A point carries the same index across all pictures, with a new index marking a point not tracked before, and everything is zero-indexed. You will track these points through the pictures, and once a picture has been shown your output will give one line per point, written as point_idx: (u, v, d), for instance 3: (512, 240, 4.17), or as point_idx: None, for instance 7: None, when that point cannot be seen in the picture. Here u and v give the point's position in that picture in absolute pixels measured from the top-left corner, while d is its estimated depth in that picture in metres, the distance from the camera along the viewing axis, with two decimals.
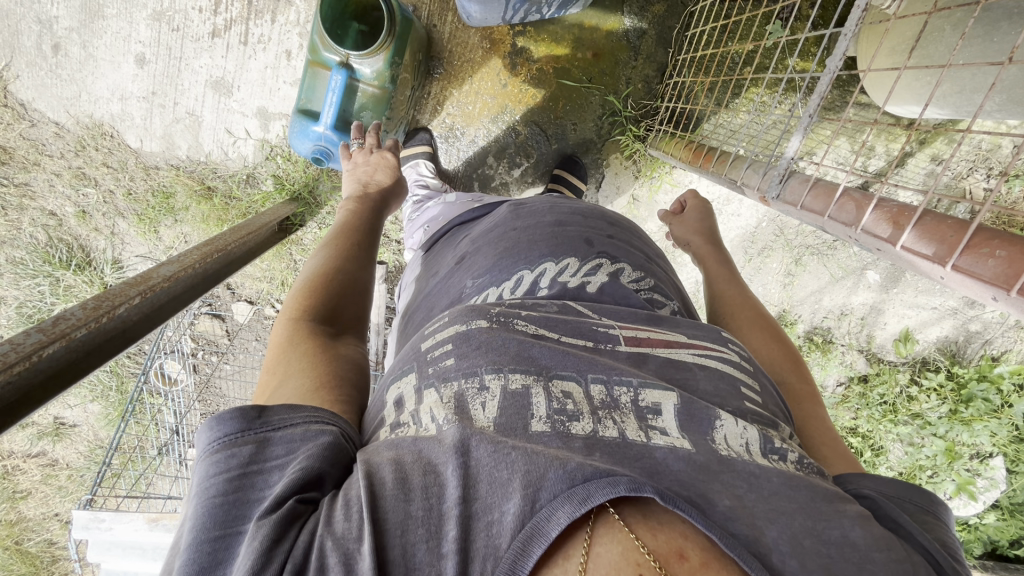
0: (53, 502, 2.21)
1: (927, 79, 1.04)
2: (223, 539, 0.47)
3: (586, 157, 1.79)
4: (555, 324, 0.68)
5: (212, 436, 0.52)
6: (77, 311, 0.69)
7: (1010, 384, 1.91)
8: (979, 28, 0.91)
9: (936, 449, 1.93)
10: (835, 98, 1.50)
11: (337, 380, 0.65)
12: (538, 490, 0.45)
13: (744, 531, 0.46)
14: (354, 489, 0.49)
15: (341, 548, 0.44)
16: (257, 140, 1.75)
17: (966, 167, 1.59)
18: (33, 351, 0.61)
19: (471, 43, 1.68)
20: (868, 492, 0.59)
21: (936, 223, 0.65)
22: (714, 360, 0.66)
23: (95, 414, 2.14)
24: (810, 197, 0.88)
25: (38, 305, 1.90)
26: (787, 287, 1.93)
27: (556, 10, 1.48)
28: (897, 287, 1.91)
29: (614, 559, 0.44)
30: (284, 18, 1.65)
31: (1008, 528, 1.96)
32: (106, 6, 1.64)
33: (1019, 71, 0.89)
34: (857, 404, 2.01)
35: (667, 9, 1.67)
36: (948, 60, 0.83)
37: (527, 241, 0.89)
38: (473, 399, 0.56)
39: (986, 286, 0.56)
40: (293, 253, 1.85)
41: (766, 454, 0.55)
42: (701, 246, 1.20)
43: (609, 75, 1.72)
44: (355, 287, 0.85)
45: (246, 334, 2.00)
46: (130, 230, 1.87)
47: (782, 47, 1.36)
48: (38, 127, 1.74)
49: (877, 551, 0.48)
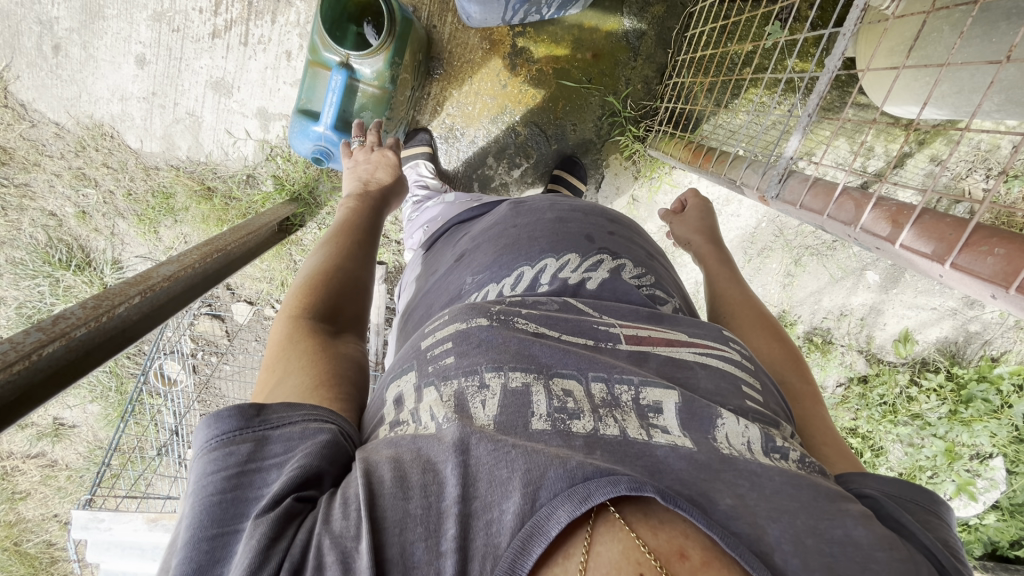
0: (52, 503, 2.21)
1: (925, 79, 1.04)
2: (221, 537, 0.47)
3: (585, 157, 1.79)
4: (555, 322, 0.68)
5: (211, 434, 0.52)
6: (77, 310, 0.69)
7: (1010, 384, 1.91)
8: (977, 27, 0.91)
9: (936, 450, 1.93)
10: (835, 99, 1.51)
11: (336, 378, 0.65)
12: (538, 488, 0.45)
13: (746, 530, 0.46)
14: (352, 488, 0.48)
15: (338, 547, 0.44)
16: (257, 141, 1.75)
17: (966, 168, 1.60)
18: (33, 350, 0.60)
19: (471, 44, 1.69)
20: (871, 492, 0.59)
21: (935, 221, 0.65)
22: (716, 358, 0.66)
23: (95, 414, 2.14)
24: (809, 196, 0.88)
25: (38, 305, 1.91)
26: (787, 287, 1.93)
27: (556, 11, 1.48)
28: (897, 287, 1.91)
29: (615, 558, 0.44)
30: (284, 19, 1.65)
31: (1009, 528, 1.96)
32: (106, 7, 1.64)
33: (1018, 70, 0.89)
34: (857, 405, 2.02)
35: (667, 10, 1.68)
36: (946, 60, 0.84)
37: (527, 238, 0.89)
38: (473, 398, 0.56)
39: (985, 284, 0.56)
40: (293, 253, 1.85)
41: (768, 452, 0.55)
42: (702, 245, 1.20)
43: (609, 76, 1.72)
44: (355, 284, 0.85)
45: (246, 335, 2.00)
46: (130, 231, 1.87)
47: (781, 47, 1.37)
48: (38, 127, 1.74)
49: (881, 551, 0.47)
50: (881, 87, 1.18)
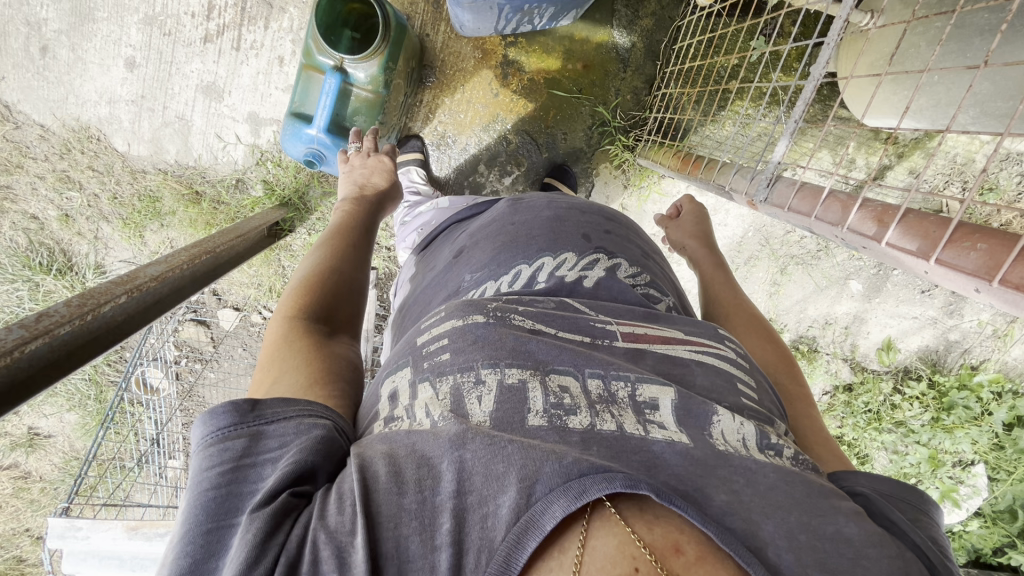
0: (24, 517, 2.14)
1: (904, 93, 1.08)
2: (217, 531, 0.46)
3: (576, 166, 1.82)
4: (552, 319, 0.68)
5: (208, 430, 0.51)
6: (61, 308, 0.67)
7: (989, 393, 1.95)
8: (951, 43, 0.95)
9: (920, 457, 1.96)
10: (817, 112, 1.57)
11: (330, 377, 0.65)
12: (533, 484, 0.45)
13: (741, 525, 0.46)
14: (348, 483, 0.48)
15: (334, 542, 0.44)
16: (247, 146, 1.74)
17: (942, 181, 1.65)
18: (15, 346, 0.59)
19: (463, 53, 1.71)
20: (863, 491, 0.60)
21: (918, 220, 0.66)
22: (712, 356, 0.67)
23: (72, 424, 2.07)
24: (796, 199, 0.89)
25: (15, 310, 1.86)
26: (774, 296, 1.96)
27: (548, 21, 1.53)
28: (879, 296, 1.94)
29: (610, 554, 0.43)
30: (277, 25, 1.65)
31: (991, 536, 1.95)
32: (96, 9, 1.63)
33: (991, 82, 0.92)
34: (843, 413, 2.06)
35: (656, 23, 1.72)
36: (925, 69, 0.86)
37: (525, 235, 0.89)
38: (469, 394, 0.56)
39: (969, 278, 0.58)
40: (282, 259, 1.84)
41: (763, 449, 0.55)
42: (696, 250, 1.21)
43: (599, 87, 1.75)
44: (352, 285, 0.85)
45: (233, 342, 1.99)
46: (114, 235, 1.85)
47: (766, 60, 1.40)
48: (23, 128, 1.72)
49: (873, 548, 0.48)
50: (860, 101, 1.21)
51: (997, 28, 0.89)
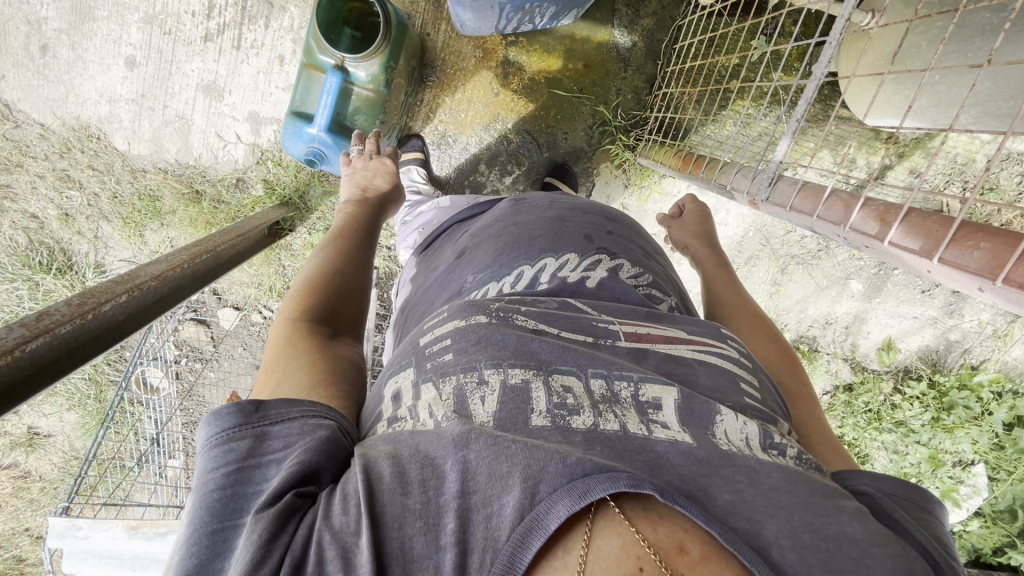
0: (23, 516, 2.14)
1: (906, 92, 1.08)
2: (223, 532, 0.46)
3: (576, 165, 1.82)
4: (554, 319, 0.68)
5: (212, 431, 0.51)
6: (62, 307, 0.67)
7: (989, 393, 1.95)
8: (953, 43, 0.95)
9: (920, 457, 1.96)
10: (818, 112, 1.57)
11: (334, 378, 0.64)
12: (536, 484, 0.45)
13: (744, 525, 0.46)
14: (352, 483, 0.48)
15: (339, 542, 0.43)
16: (247, 145, 1.74)
17: (943, 180, 1.65)
18: (16, 345, 0.58)
19: (464, 52, 1.70)
20: (867, 489, 0.59)
21: (921, 219, 0.66)
22: (715, 356, 0.67)
23: (72, 423, 2.07)
24: (798, 198, 0.89)
25: (15, 309, 1.86)
26: (774, 295, 1.96)
27: (550, 20, 1.53)
28: (880, 296, 1.94)
29: (614, 553, 0.43)
30: (277, 24, 1.65)
31: (991, 536, 1.95)
32: (96, 8, 1.63)
33: (993, 82, 0.92)
34: (843, 412, 2.06)
35: (657, 23, 1.72)
36: (927, 69, 0.86)
37: (527, 235, 0.89)
38: (472, 394, 0.56)
39: (973, 277, 0.58)
40: (282, 258, 1.83)
41: (766, 448, 0.55)
42: (699, 249, 1.21)
43: (600, 86, 1.75)
44: (355, 287, 0.85)
45: (233, 341, 1.98)
46: (114, 234, 1.85)
47: (767, 60, 1.39)
48: (23, 127, 1.72)
49: (876, 547, 0.48)
50: (862, 100, 1.21)
51: (998, 28, 0.89)
